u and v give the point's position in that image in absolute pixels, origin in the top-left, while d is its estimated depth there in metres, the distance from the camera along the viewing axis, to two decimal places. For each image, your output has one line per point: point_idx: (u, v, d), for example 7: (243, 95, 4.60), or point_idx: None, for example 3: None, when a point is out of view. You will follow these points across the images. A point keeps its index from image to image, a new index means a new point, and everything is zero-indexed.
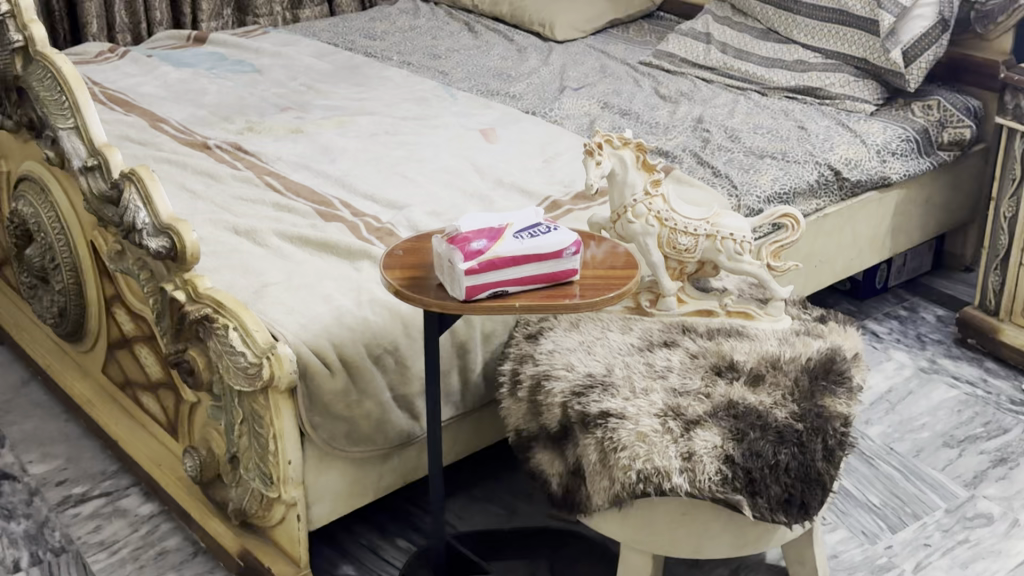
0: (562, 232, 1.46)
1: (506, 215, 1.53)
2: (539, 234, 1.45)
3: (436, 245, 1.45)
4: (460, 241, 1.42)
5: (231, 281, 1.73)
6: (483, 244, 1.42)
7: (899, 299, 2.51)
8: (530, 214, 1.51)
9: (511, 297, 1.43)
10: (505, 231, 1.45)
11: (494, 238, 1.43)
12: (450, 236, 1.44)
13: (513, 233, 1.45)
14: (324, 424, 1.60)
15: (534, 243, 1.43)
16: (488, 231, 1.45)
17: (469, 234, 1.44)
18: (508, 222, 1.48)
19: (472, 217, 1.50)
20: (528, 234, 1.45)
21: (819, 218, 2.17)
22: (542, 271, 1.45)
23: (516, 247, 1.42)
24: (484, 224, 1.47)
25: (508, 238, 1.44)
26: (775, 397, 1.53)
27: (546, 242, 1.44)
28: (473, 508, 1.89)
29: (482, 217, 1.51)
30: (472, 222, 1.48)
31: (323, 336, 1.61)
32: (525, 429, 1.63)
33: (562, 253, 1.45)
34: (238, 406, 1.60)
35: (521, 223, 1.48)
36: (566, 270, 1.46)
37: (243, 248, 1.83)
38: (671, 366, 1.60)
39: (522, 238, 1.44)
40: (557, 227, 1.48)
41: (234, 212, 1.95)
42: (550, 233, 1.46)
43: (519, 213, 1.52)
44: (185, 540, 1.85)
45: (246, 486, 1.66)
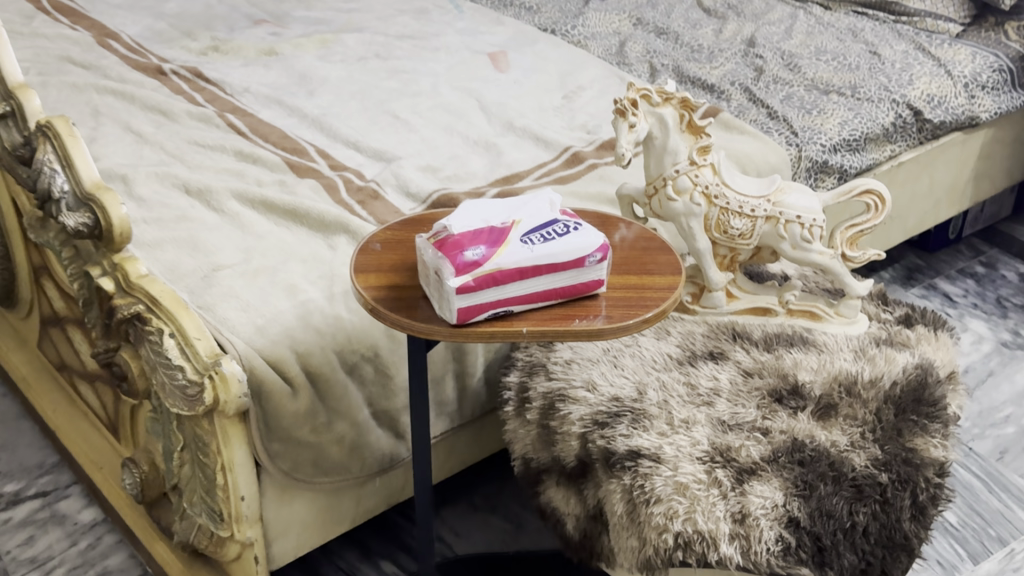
0: (586, 232, 1.12)
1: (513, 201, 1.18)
2: (556, 235, 1.11)
3: (420, 249, 1.12)
4: (452, 247, 1.08)
5: (175, 262, 1.40)
6: (481, 252, 1.08)
7: (974, 251, 2.17)
8: (543, 203, 1.16)
9: (518, 320, 1.10)
10: (511, 232, 1.11)
11: (498, 242, 1.09)
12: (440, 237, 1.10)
13: (522, 234, 1.11)
14: (285, 452, 1.29)
15: (549, 251, 1.09)
16: (489, 231, 1.11)
17: (465, 237, 1.10)
18: (515, 216, 1.13)
19: (469, 207, 1.15)
20: (542, 235, 1.11)
21: (893, 167, 1.81)
22: (559, 284, 1.11)
23: (527, 256, 1.08)
24: (484, 219, 1.13)
25: (516, 243, 1.09)
26: (851, 437, 1.21)
27: (565, 248, 1.10)
28: (474, 524, 1.59)
29: (480, 205, 1.17)
30: (468, 214, 1.14)
31: (284, 342, 1.29)
32: (536, 460, 1.32)
33: (586, 261, 1.11)
34: (177, 429, 1.28)
35: (533, 218, 1.13)
36: (590, 281, 1.13)
37: (193, 214, 1.50)
38: (717, 389, 1.27)
39: (535, 242, 1.10)
40: (579, 223, 1.13)
41: (188, 163, 1.61)
42: (570, 233, 1.11)
43: (529, 200, 1.17)
44: (130, 559, 1.56)
45: (192, 520, 1.35)
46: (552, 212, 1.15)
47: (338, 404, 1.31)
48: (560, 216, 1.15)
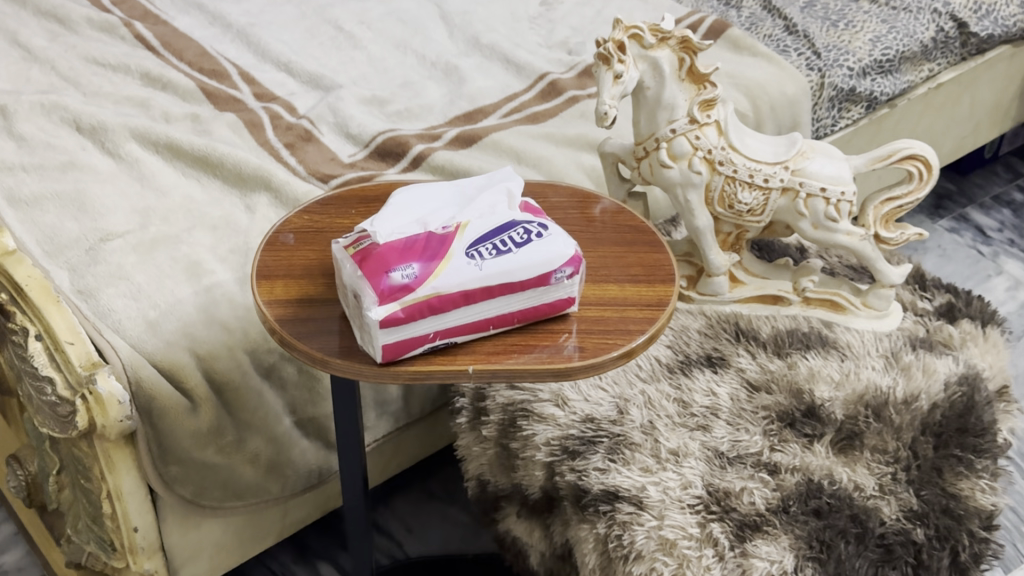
0: (552, 240, 0.86)
1: (461, 189, 0.92)
2: (514, 244, 0.85)
3: (338, 259, 0.86)
4: (378, 262, 0.82)
5: (54, 226, 1.14)
6: (415, 270, 0.82)
7: (1012, 174, 1.93)
8: (498, 193, 0.90)
9: (463, 352, 0.86)
10: (455, 239, 0.85)
11: (437, 256, 0.83)
12: (364, 245, 0.84)
13: (469, 243, 0.85)
14: (186, 476, 1.05)
15: (503, 268, 0.83)
16: (428, 238, 0.85)
17: (395, 247, 0.84)
18: (462, 214, 0.87)
19: (404, 200, 0.89)
20: (495, 243, 0.85)
21: (930, 91, 1.54)
22: (516, 307, 0.86)
23: (474, 275, 0.83)
24: (422, 217, 0.87)
25: (460, 256, 0.84)
26: (879, 479, 0.98)
27: (523, 263, 0.84)
28: (430, 517, 1.38)
29: (417, 195, 0.90)
30: (400, 211, 0.88)
31: (181, 343, 1.04)
32: (493, 484, 1.09)
33: (552, 278, 0.85)
34: (52, 451, 1.05)
35: (485, 217, 0.87)
36: (558, 300, 0.87)
37: (82, 159, 1.23)
38: (716, 408, 1.03)
39: (486, 255, 0.84)
40: (544, 224, 0.87)
41: (83, 89, 1.33)
42: (532, 241, 0.85)
43: (482, 189, 0.91)
44: (26, 558, 1.34)
45: (80, 546, 1.13)
46: (511, 206, 0.89)
47: (251, 416, 1.07)
48: (520, 211, 0.89)
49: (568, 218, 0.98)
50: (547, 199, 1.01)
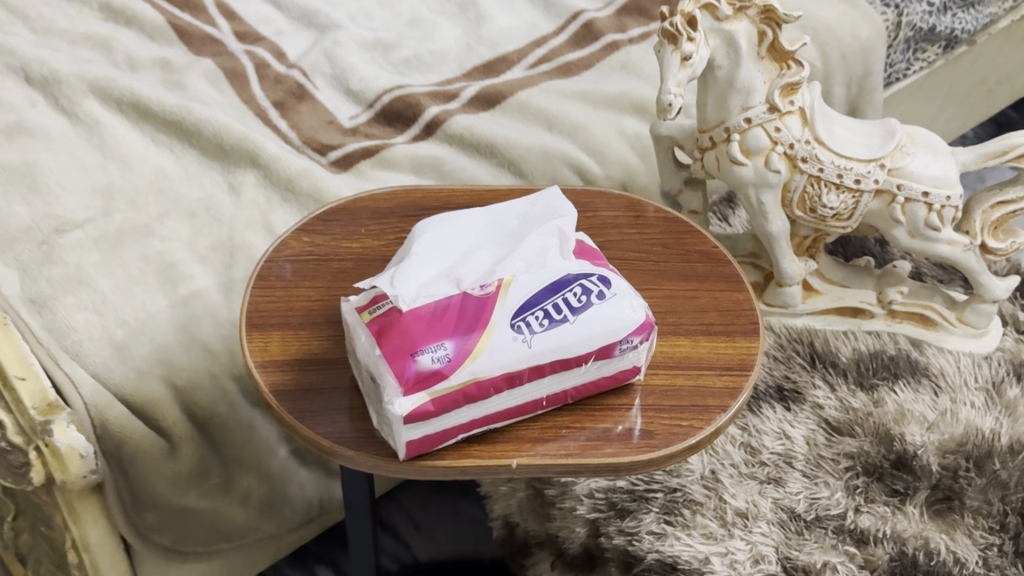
0: (616, 302, 0.68)
1: (501, 225, 0.74)
2: (569, 309, 0.68)
3: (352, 324, 0.68)
4: (401, 338, 0.65)
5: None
6: (448, 349, 0.65)
7: None
8: (548, 233, 0.72)
9: (505, 438, 0.69)
10: (497, 303, 0.67)
11: (475, 328, 0.66)
12: (383, 310, 0.67)
13: (513, 309, 0.67)
14: (165, 522, 0.90)
15: (556, 344, 0.66)
16: (463, 302, 0.67)
17: (422, 316, 0.66)
18: (505, 266, 0.69)
19: (431, 242, 0.71)
20: (546, 309, 0.67)
21: (1011, 24, 1.34)
22: (570, 383, 0.69)
23: (521, 355, 0.66)
24: (454, 269, 0.69)
25: (503, 328, 0.66)
26: (983, 549, 0.83)
27: (581, 338, 0.67)
28: (439, 512, 1.23)
29: (448, 234, 0.73)
30: (427, 259, 0.70)
31: (155, 371, 0.86)
32: (523, 528, 0.94)
33: (615, 351, 0.68)
34: (6, 495, 0.88)
35: (533, 270, 0.69)
36: (621, 371, 0.70)
37: (31, 118, 1.02)
38: (790, 456, 0.88)
39: (536, 327, 0.67)
40: (606, 278, 0.70)
41: (31, 25, 1.12)
42: (591, 305, 0.68)
43: (527, 226, 0.73)
44: None
45: None
46: (564, 252, 0.72)
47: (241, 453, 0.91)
48: (575, 259, 0.71)
49: (624, 242, 0.81)
50: (597, 212, 0.83)
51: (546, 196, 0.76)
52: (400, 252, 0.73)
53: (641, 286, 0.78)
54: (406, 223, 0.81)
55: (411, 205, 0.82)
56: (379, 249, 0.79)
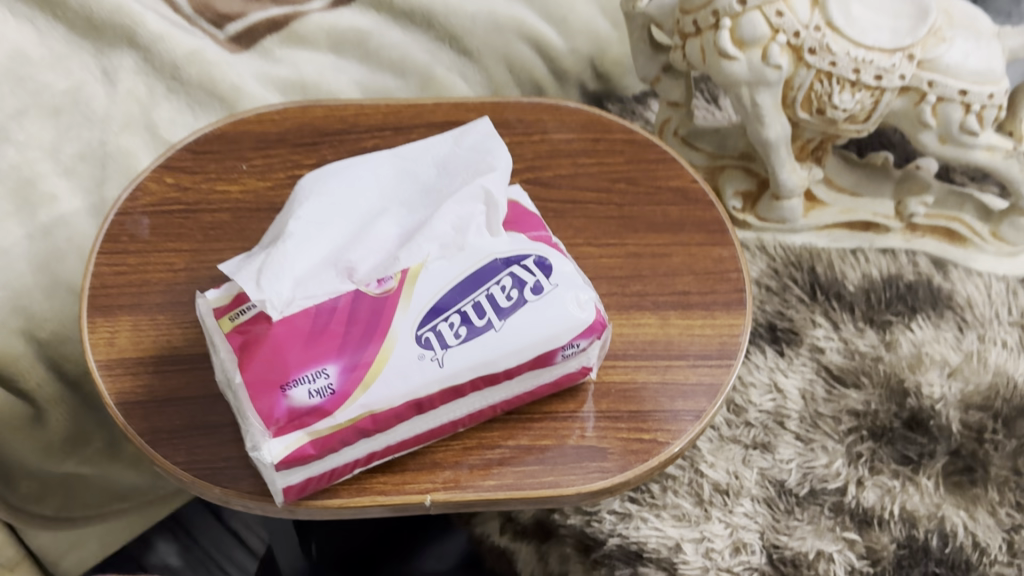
0: (556, 297, 0.52)
1: (415, 189, 0.57)
2: (495, 311, 0.51)
3: (210, 329, 0.52)
4: (270, 360, 0.48)
5: None
6: (333, 375, 0.48)
7: None
8: (473, 199, 0.54)
9: (417, 464, 0.54)
10: (398, 306, 0.51)
11: (368, 344, 0.49)
12: (247, 315, 0.50)
13: (420, 314, 0.51)
14: (44, 491, 0.76)
15: (477, 361, 0.50)
16: (353, 304, 0.50)
17: (298, 327, 0.49)
18: (412, 251, 0.52)
19: (316, 208, 0.54)
20: (463, 311, 0.51)
21: None
22: (495, 400, 0.53)
23: (430, 378, 0.49)
24: (344, 256, 0.52)
25: (406, 342, 0.50)
26: (1008, 531, 0.70)
27: (510, 350, 0.51)
28: None
29: (342, 204, 0.55)
30: (310, 235, 0.53)
31: (10, 325, 0.69)
32: None
33: (556, 358, 0.52)
34: None
35: (449, 256, 0.53)
36: (566, 374, 0.54)
37: None
38: (782, 414, 0.73)
39: (450, 338, 0.50)
40: (544, 261, 0.53)
41: None
42: (524, 303, 0.52)
43: (446, 189, 0.55)
44: None
45: None
46: (492, 227, 0.54)
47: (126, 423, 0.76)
48: (505, 235, 0.54)
49: (580, 179, 0.63)
50: (546, 134, 0.65)
51: (473, 136, 0.59)
52: (279, 220, 0.56)
53: (599, 242, 0.61)
54: (300, 156, 0.63)
55: (307, 128, 0.64)
56: (264, 194, 0.62)
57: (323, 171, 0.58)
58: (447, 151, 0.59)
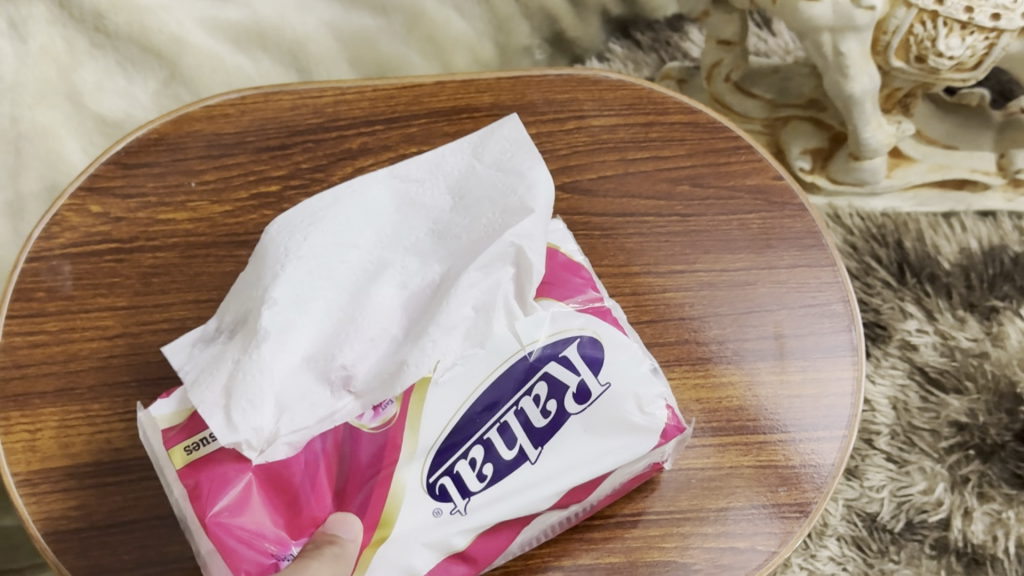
0: (610, 400, 0.37)
1: (434, 239, 0.40)
2: (528, 435, 0.36)
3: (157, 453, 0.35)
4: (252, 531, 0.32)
5: None
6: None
7: None
8: (503, 258, 0.37)
9: None
10: (404, 444, 0.35)
11: (373, 494, 0.34)
12: (204, 453, 0.33)
13: (429, 455, 0.35)
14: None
15: (514, 510, 0.35)
16: (345, 450, 0.35)
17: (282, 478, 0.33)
18: (424, 351, 0.36)
19: (287, 279, 0.37)
20: (487, 441, 0.36)
21: None
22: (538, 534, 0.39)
23: (455, 539, 0.35)
24: (334, 363, 0.36)
25: (414, 494, 0.35)
26: None
27: (555, 490, 0.36)
28: None
29: (333, 268, 0.38)
30: (278, 325, 0.36)
31: None
32: None
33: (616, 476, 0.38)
34: None
35: (463, 360, 0.36)
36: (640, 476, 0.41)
37: None
38: (869, 430, 0.61)
39: (472, 482, 0.35)
40: (592, 351, 0.37)
41: None
42: (567, 417, 0.37)
43: (467, 240, 0.39)
44: None
45: None
46: (526, 304, 0.38)
47: None
48: (540, 306, 0.38)
49: (630, 182, 0.49)
50: (583, 120, 0.50)
51: (498, 152, 0.42)
52: (247, 289, 0.39)
53: (661, 269, 0.47)
54: (266, 166, 0.48)
55: (272, 125, 0.49)
56: (222, 222, 0.47)
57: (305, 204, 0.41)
58: (469, 174, 0.42)
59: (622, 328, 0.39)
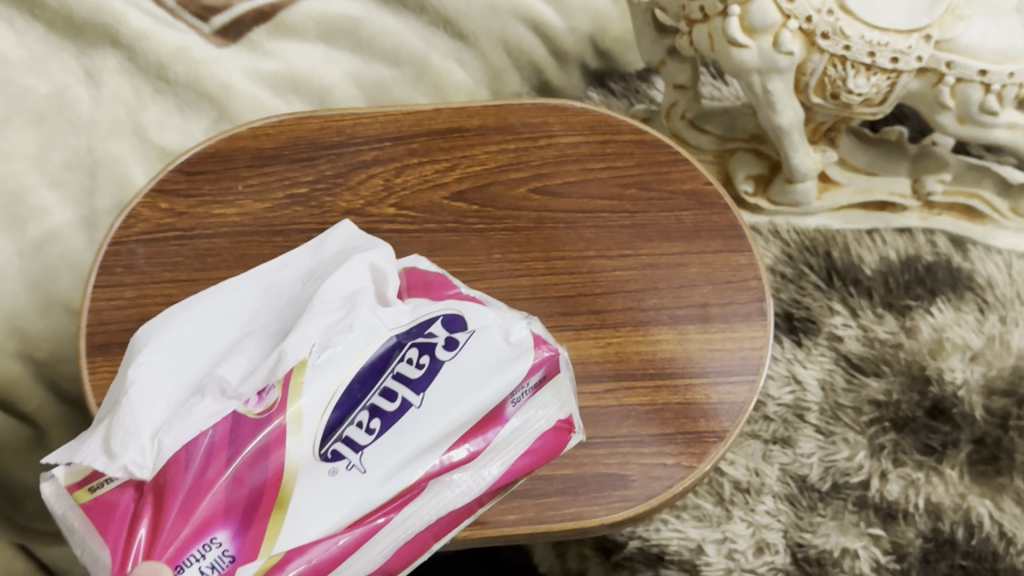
0: (473, 346, 0.41)
1: (293, 302, 0.44)
2: (407, 386, 0.39)
3: (63, 517, 0.35)
4: (142, 533, 0.33)
5: None
6: (228, 541, 0.34)
7: None
8: (348, 280, 0.43)
9: None
10: (289, 423, 0.36)
11: (268, 473, 0.35)
12: (104, 489, 0.34)
13: (322, 415, 0.37)
14: None
15: (409, 455, 0.37)
16: (234, 435, 0.35)
17: (171, 476, 0.34)
18: (296, 341, 0.38)
19: (149, 364, 0.40)
20: (372, 403, 0.38)
21: None
22: (450, 501, 0.39)
23: (360, 491, 0.36)
24: (207, 381, 0.38)
25: (307, 468, 0.36)
26: None
27: (441, 427, 0.38)
28: None
29: (200, 344, 0.42)
30: (147, 381, 0.39)
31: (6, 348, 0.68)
32: None
33: (506, 411, 0.40)
34: None
35: (334, 343, 0.38)
36: (539, 438, 0.42)
37: None
38: (801, 407, 0.72)
39: (361, 437, 0.37)
40: (455, 320, 0.41)
41: None
42: (440, 367, 0.40)
43: (308, 297, 0.44)
44: None
45: None
46: (383, 300, 0.43)
47: None
48: (402, 304, 0.42)
49: (590, 185, 0.61)
50: (552, 137, 0.63)
51: (337, 245, 0.50)
52: (112, 398, 0.42)
53: (612, 254, 0.59)
54: (298, 173, 0.61)
55: (303, 142, 0.62)
56: (263, 216, 0.59)
57: (168, 318, 0.46)
58: (317, 266, 0.48)
59: (484, 305, 0.43)
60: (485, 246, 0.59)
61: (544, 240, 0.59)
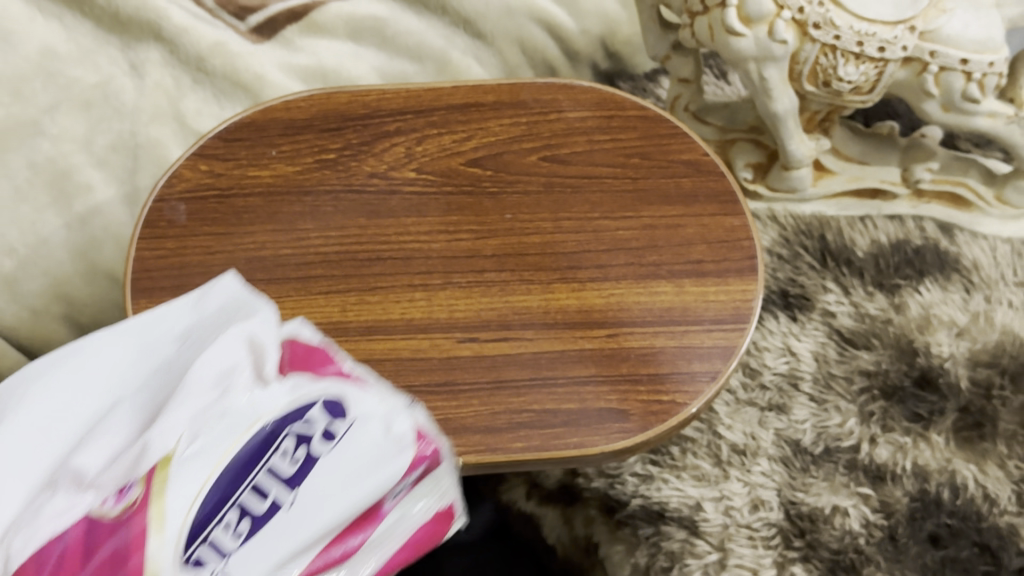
0: (361, 433, 0.34)
1: (168, 369, 0.37)
2: (282, 483, 0.32)
3: None
4: None
5: None
6: None
7: None
8: (234, 348, 0.36)
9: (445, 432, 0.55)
10: (151, 517, 0.29)
11: None
12: None
13: (178, 538, 0.29)
14: None
15: (283, 556, 0.31)
16: (86, 548, 0.28)
17: None
18: (164, 428, 0.31)
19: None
20: (241, 500, 0.31)
21: None
22: None
23: None
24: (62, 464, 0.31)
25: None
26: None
27: (323, 515, 0.32)
28: None
29: (59, 409, 0.35)
30: None
31: (53, 310, 0.74)
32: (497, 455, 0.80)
33: (384, 507, 0.34)
34: None
35: (203, 433, 0.32)
36: (429, 529, 0.35)
37: None
38: (795, 376, 0.76)
39: (227, 539, 0.30)
40: (339, 405, 0.34)
41: None
42: (318, 460, 0.33)
43: (201, 342, 0.37)
44: None
45: None
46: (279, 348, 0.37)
47: None
48: (283, 380, 0.34)
49: (595, 154, 0.66)
50: (562, 112, 0.68)
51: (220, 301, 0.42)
52: None
53: (615, 215, 0.64)
54: (327, 141, 0.66)
55: (332, 115, 0.67)
56: (293, 178, 0.65)
57: (16, 382, 0.36)
58: (194, 325, 0.40)
59: (374, 385, 0.36)
60: (498, 207, 0.64)
61: (554, 201, 0.64)
